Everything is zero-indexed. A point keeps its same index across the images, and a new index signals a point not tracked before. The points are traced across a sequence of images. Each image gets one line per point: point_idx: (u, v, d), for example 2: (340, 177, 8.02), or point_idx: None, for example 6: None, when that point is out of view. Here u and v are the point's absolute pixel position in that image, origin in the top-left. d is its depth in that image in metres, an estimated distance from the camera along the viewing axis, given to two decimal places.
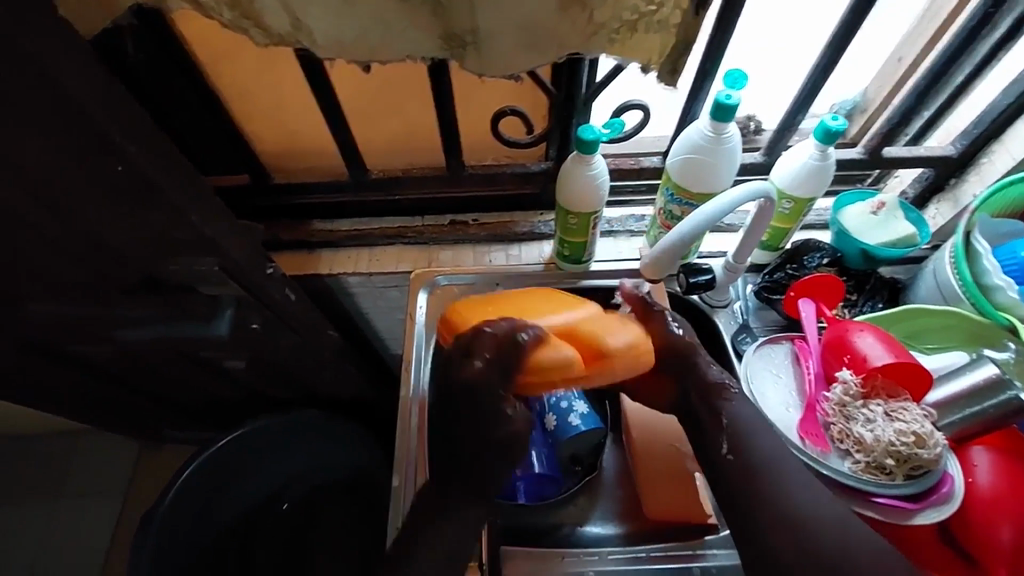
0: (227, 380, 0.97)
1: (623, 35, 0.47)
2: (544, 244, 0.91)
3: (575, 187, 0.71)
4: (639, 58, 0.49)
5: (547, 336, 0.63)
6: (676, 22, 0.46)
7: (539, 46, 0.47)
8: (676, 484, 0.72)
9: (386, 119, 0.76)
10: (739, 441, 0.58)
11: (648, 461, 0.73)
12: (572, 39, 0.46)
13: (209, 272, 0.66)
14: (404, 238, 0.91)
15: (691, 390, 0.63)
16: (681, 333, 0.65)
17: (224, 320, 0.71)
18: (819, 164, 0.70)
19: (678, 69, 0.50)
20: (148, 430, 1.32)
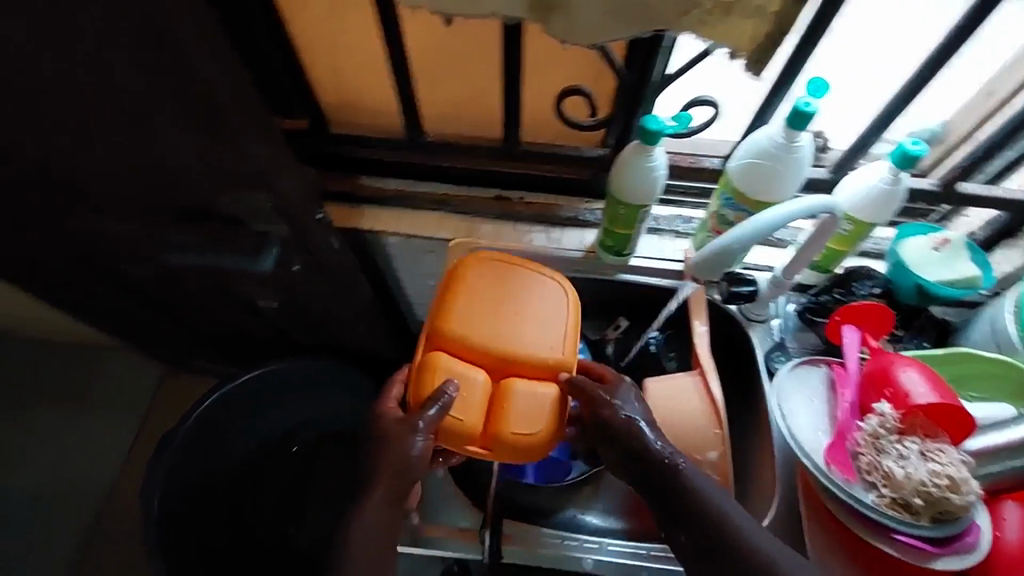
0: (257, 319, 0.99)
1: (716, 15, 0.45)
2: (587, 232, 0.90)
3: (631, 177, 0.69)
4: (728, 42, 0.47)
5: (467, 390, 0.64)
6: (773, 9, 0.45)
7: (629, 16, 0.46)
8: None
9: (451, 83, 0.75)
10: (698, 504, 0.55)
11: None
12: (663, 13, 0.45)
13: (260, 208, 0.68)
14: (448, 206, 0.91)
15: (634, 467, 0.60)
16: (631, 418, 0.61)
17: (270, 257, 0.76)
18: (889, 189, 0.67)
19: (764, 62, 0.48)
20: (175, 356, 1.36)
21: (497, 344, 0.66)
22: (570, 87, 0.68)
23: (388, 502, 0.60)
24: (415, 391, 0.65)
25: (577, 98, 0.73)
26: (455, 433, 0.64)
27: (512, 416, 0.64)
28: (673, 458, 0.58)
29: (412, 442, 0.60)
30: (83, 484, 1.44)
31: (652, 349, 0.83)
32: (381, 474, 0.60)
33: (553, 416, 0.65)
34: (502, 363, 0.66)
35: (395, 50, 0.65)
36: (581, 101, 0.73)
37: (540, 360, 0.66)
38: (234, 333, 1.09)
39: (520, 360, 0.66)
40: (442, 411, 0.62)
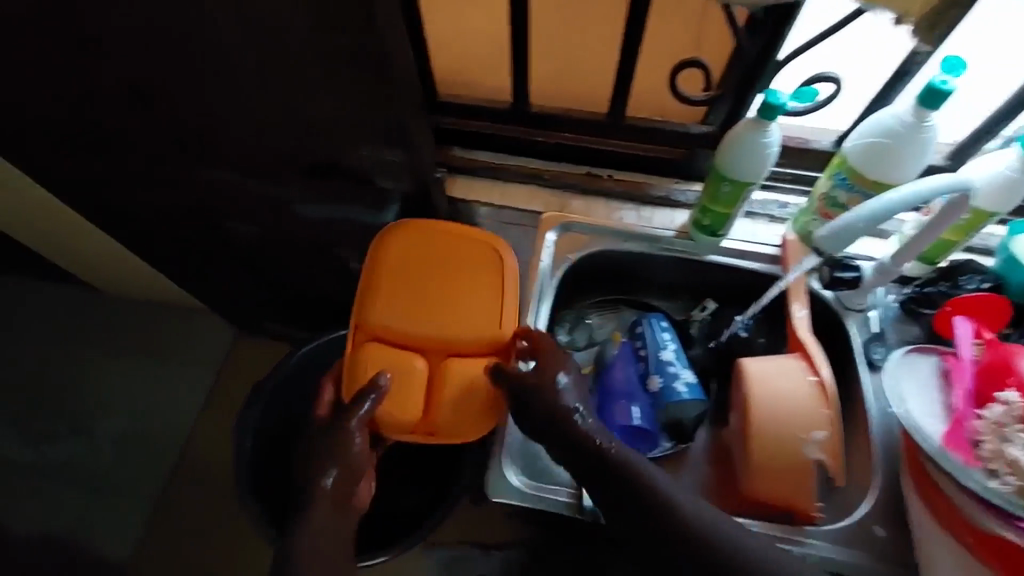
0: (346, 281, 1.04)
1: None
2: (676, 212, 0.89)
3: (744, 152, 0.69)
4: (898, 8, 0.47)
5: (404, 380, 0.67)
6: None
7: None
8: (790, 478, 0.65)
9: (569, 55, 0.76)
10: (643, 489, 0.58)
11: (766, 447, 0.65)
12: None
13: (389, 166, 0.67)
14: (540, 180, 0.92)
15: (531, 405, 0.66)
16: (565, 384, 0.66)
17: (393, 212, 0.73)
18: (1015, 176, 0.65)
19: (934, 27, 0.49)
20: (252, 317, 1.43)
21: (428, 325, 0.67)
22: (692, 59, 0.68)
23: (335, 509, 0.65)
24: (349, 383, 0.68)
25: (694, 71, 0.73)
26: (399, 419, 0.67)
27: (449, 389, 0.67)
28: (609, 446, 0.62)
29: (352, 442, 0.67)
30: (160, 431, 1.53)
31: (742, 335, 0.81)
32: (336, 461, 0.66)
33: (483, 395, 0.68)
34: (443, 342, 0.68)
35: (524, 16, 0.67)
36: (697, 74, 0.73)
37: (477, 336, 0.68)
38: (319, 295, 1.15)
39: (458, 338, 0.67)
40: (376, 402, 0.65)
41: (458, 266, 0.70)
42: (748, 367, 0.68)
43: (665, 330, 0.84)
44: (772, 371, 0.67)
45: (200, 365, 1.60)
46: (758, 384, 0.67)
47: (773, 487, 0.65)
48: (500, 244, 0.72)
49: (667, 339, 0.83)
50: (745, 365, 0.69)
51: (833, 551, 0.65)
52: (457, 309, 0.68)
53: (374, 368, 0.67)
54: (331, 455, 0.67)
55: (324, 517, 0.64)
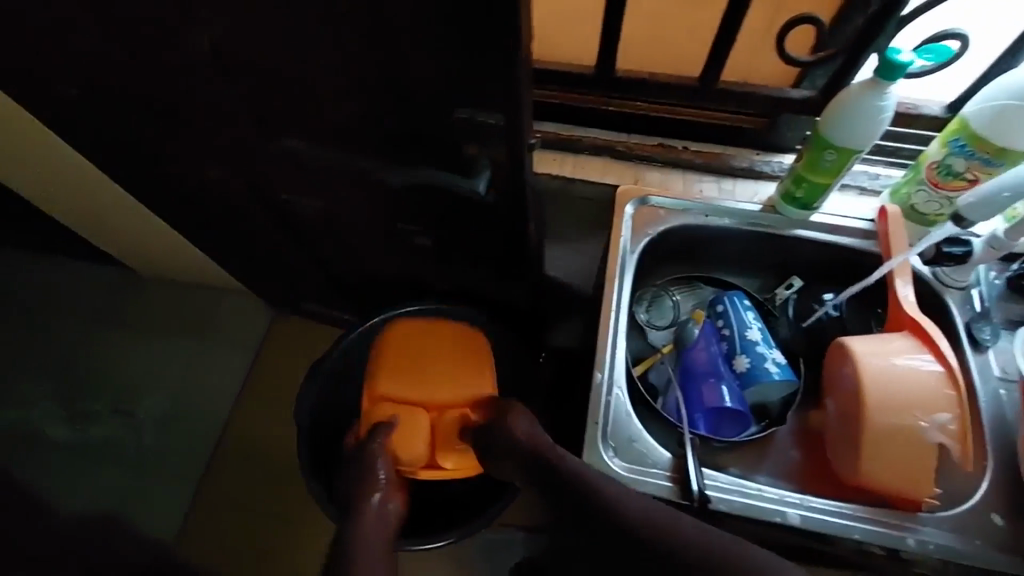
0: (402, 258, 1.02)
1: None
2: (759, 184, 0.85)
3: (854, 118, 0.65)
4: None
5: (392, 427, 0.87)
6: None
7: None
8: (908, 461, 0.61)
9: (665, 15, 0.71)
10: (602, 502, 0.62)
11: (882, 427, 0.61)
12: None
13: (481, 134, 0.61)
14: (614, 151, 0.88)
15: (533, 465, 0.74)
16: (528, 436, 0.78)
17: (483, 180, 0.67)
18: None
19: None
20: (296, 297, 1.41)
21: (424, 392, 0.92)
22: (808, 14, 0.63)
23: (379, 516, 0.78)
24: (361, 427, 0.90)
25: (806, 27, 0.68)
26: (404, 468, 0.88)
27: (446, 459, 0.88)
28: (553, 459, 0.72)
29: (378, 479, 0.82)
30: (202, 411, 1.52)
31: (833, 315, 0.78)
32: (367, 480, 0.82)
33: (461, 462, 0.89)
34: (427, 402, 0.91)
35: None
36: (808, 31, 0.69)
37: (467, 395, 0.91)
38: (371, 274, 1.13)
39: (437, 399, 0.91)
40: (388, 430, 0.87)
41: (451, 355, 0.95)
42: (858, 351, 0.64)
43: (748, 308, 0.80)
44: (886, 355, 0.63)
45: (240, 345, 1.59)
46: (874, 369, 0.63)
47: (887, 472, 0.61)
48: (481, 336, 0.98)
49: (751, 318, 0.79)
50: (853, 350, 0.65)
51: (949, 537, 0.62)
52: (427, 384, 0.92)
53: (389, 413, 0.90)
54: (358, 469, 0.84)
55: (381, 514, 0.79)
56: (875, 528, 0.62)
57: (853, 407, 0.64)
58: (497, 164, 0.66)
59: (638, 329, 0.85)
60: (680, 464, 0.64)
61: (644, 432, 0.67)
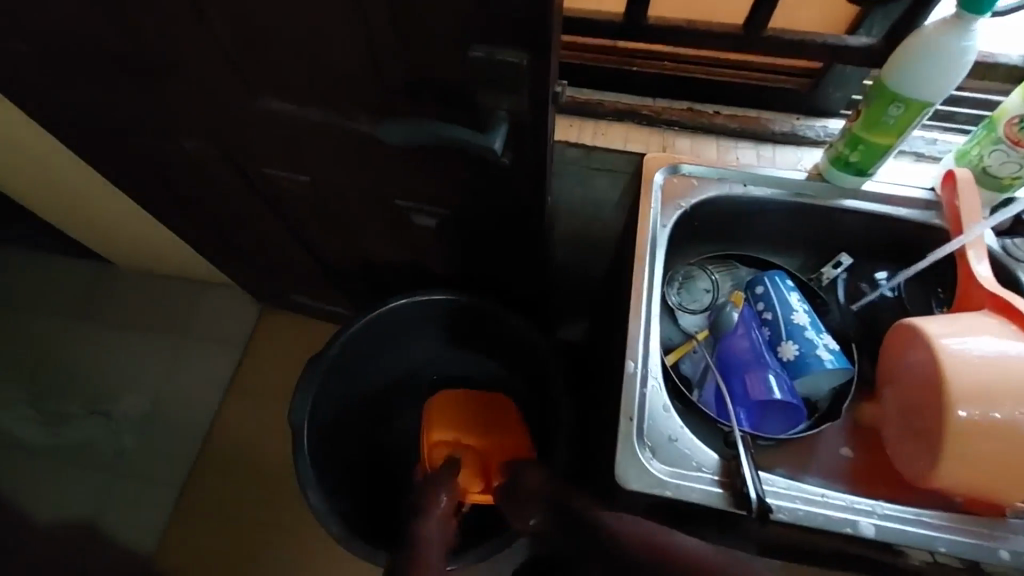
0: (401, 240, 0.92)
1: None
2: (800, 151, 0.76)
3: (929, 62, 0.57)
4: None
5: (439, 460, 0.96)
6: None
7: None
8: (1004, 463, 0.51)
9: None
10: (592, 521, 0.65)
11: (973, 424, 0.51)
12: None
13: (504, 79, 0.52)
14: (637, 116, 0.79)
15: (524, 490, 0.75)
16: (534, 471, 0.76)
17: (498, 135, 0.55)
18: None
19: None
20: (285, 287, 1.31)
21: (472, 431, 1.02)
22: None
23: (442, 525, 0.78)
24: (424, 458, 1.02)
25: None
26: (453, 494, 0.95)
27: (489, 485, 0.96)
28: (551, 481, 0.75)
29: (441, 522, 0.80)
30: (185, 413, 1.42)
31: (889, 296, 0.70)
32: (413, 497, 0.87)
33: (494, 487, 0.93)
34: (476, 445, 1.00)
35: None
36: None
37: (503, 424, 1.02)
38: (366, 259, 1.03)
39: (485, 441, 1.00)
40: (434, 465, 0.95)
41: (486, 420, 1.03)
42: (931, 330, 0.57)
43: (793, 290, 0.71)
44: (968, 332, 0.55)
45: (226, 341, 1.49)
46: (953, 346, 0.55)
47: (974, 475, 0.52)
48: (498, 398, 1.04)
49: (797, 299, 0.70)
50: (925, 327, 0.58)
51: None
52: (475, 425, 1.03)
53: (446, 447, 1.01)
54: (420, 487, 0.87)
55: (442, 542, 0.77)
56: (956, 537, 0.54)
57: (932, 400, 0.55)
58: (518, 119, 0.56)
59: (667, 313, 0.75)
60: (730, 466, 0.55)
61: (687, 429, 0.57)
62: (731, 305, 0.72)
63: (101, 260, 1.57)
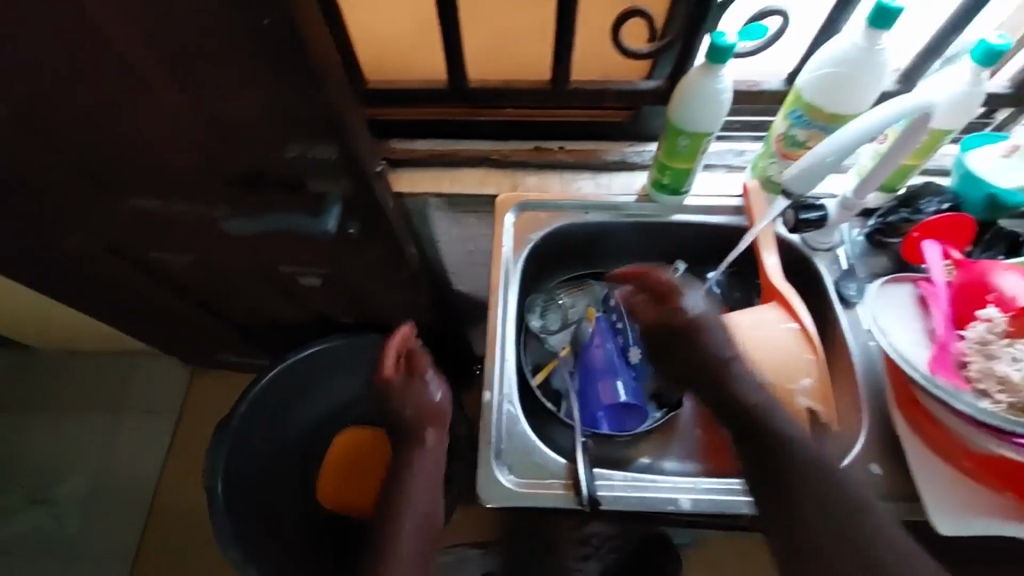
0: (297, 297, 0.97)
1: None
2: (635, 175, 0.87)
3: (693, 103, 0.65)
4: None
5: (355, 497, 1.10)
6: None
7: None
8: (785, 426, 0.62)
9: (510, 22, 0.70)
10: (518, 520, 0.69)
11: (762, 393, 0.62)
12: None
13: (325, 165, 0.58)
14: (489, 160, 0.87)
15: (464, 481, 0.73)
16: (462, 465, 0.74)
17: (332, 217, 0.63)
18: (970, 91, 0.63)
19: None
20: (205, 348, 1.33)
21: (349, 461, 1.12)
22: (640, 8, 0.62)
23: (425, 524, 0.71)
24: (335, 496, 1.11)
25: (638, 22, 0.68)
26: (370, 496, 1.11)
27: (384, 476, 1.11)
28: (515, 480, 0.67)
29: (425, 394, 0.73)
30: (127, 487, 1.42)
31: (715, 292, 0.80)
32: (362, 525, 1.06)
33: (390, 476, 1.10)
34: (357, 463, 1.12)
35: None
36: (643, 24, 0.68)
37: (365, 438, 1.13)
38: (271, 315, 1.07)
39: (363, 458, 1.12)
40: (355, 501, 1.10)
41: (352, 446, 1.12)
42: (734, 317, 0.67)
43: None
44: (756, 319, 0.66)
45: (159, 409, 1.49)
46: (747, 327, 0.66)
47: None
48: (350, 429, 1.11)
49: None
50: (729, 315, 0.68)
51: None
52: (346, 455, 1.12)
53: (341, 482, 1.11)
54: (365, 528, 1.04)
55: (431, 443, 0.73)
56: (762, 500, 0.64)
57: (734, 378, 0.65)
58: (349, 198, 0.63)
59: (534, 335, 0.85)
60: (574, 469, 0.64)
61: (540, 442, 0.66)
62: (584, 320, 0.83)
63: (15, 347, 1.54)
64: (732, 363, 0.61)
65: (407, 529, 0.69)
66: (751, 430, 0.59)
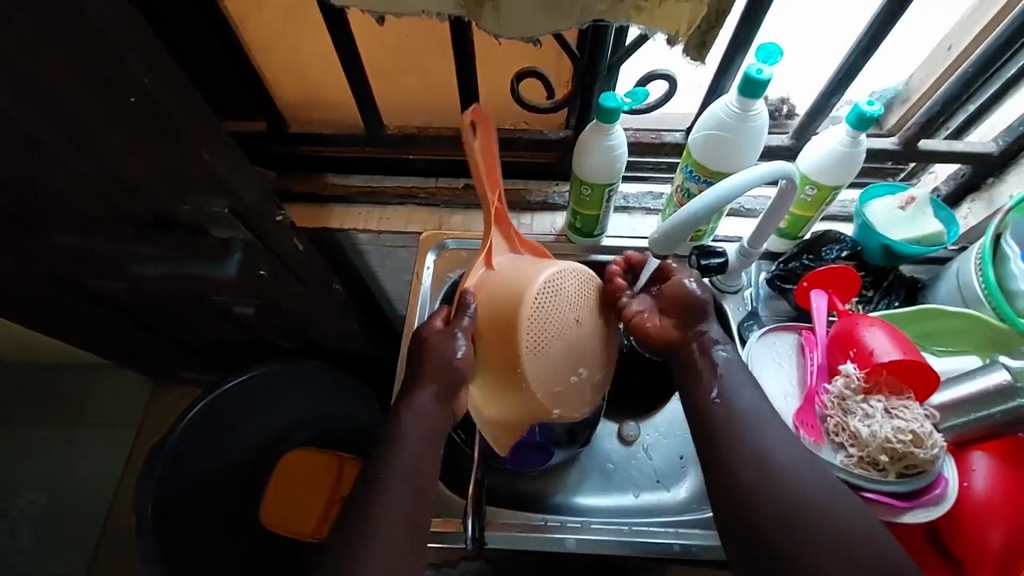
0: (235, 326, 0.98)
1: (652, 2, 0.45)
2: (556, 216, 0.88)
3: (591, 157, 0.68)
4: (666, 28, 0.47)
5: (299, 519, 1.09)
6: None
7: (563, 10, 0.45)
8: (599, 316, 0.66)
9: (410, 76, 0.76)
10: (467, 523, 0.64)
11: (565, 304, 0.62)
12: (598, 4, 0.45)
13: (219, 215, 0.64)
14: (417, 199, 0.89)
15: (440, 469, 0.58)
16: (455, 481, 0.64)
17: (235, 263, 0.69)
18: (848, 151, 0.66)
19: (706, 43, 0.50)
20: (157, 369, 1.34)
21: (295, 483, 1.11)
22: (528, 70, 0.68)
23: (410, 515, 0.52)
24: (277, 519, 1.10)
25: (534, 80, 0.72)
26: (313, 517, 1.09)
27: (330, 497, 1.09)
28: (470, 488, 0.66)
29: (455, 344, 0.59)
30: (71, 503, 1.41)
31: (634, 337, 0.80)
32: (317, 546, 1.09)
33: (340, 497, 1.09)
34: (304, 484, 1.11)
35: (342, 43, 0.64)
36: (539, 82, 0.73)
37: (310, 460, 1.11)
38: (213, 338, 1.08)
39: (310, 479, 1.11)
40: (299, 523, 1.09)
41: (296, 467, 1.11)
42: (529, 288, 0.60)
43: None
44: (492, 277, 0.63)
45: (114, 426, 1.48)
46: (493, 301, 0.61)
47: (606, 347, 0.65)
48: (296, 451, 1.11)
49: None
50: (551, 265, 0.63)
51: (714, 537, 0.66)
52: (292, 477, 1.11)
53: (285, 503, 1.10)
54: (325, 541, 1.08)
55: (426, 407, 0.58)
56: (643, 541, 0.66)
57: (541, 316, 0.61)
58: (250, 244, 0.70)
59: None
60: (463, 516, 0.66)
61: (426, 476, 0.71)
62: None
63: None
64: (716, 351, 0.57)
65: (403, 505, 0.52)
66: (734, 422, 0.53)
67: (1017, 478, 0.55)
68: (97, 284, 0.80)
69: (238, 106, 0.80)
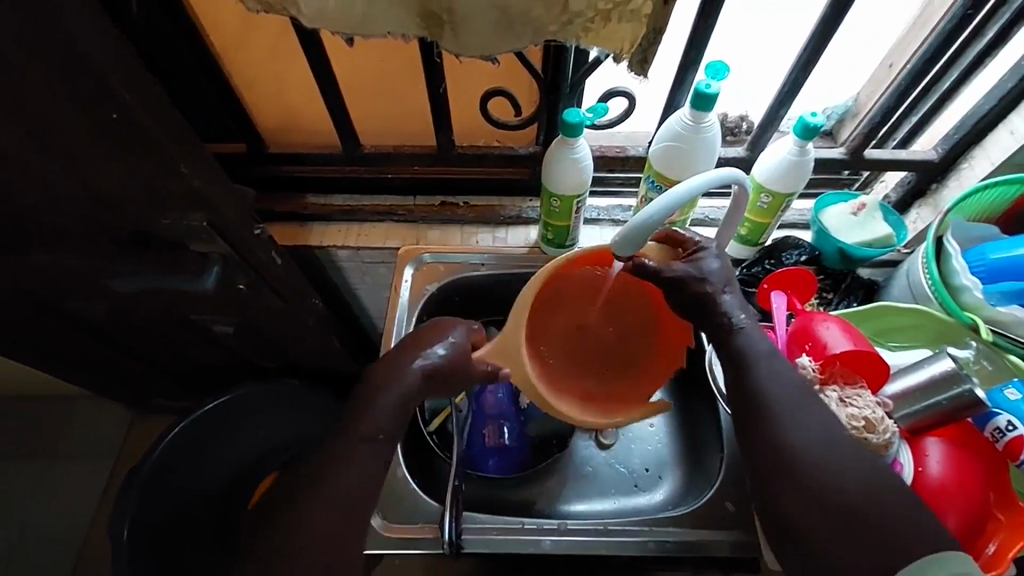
0: (213, 346, 0.98)
1: (598, 24, 0.49)
2: (531, 229, 0.91)
3: (558, 169, 0.72)
4: (610, 48, 0.51)
5: None
6: (647, 13, 0.49)
7: (516, 31, 0.49)
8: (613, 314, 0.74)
9: (385, 99, 0.79)
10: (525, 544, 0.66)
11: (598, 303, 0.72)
12: (548, 25, 0.48)
13: (197, 228, 0.66)
14: (395, 215, 0.91)
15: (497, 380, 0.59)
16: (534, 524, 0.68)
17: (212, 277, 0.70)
18: (797, 159, 0.70)
19: (648, 58, 0.54)
20: (132, 397, 1.31)
21: None
22: (496, 90, 0.72)
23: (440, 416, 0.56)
24: None
25: (501, 99, 0.76)
26: None
27: None
28: (524, 524, 0.68)
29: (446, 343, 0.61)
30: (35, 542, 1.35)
31: None
32: None
33: None
34: None
35: (317, 66, 0.68)
36: (506, 101, 0.77)
37: None
38: (191, 360, 1.08)
39: None
40: None
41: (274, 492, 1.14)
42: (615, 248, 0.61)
43: None
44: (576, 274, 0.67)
45: (91, 457, 1.44)
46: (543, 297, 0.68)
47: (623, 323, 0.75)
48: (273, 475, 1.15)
49: None
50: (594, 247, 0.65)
51: (690, 534, 0.67)
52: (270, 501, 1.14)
53: None
54: None
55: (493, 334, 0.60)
56: (622, 541, 0.67)
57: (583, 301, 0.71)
58: (228, 258, 0.72)
59: None
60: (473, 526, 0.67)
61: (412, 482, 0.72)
62: None
63: None
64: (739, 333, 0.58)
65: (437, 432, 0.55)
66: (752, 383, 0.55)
67: (966, 464, 0.59)
68: (73, 309, 0.81)
69: (219, 129, 0.83)
